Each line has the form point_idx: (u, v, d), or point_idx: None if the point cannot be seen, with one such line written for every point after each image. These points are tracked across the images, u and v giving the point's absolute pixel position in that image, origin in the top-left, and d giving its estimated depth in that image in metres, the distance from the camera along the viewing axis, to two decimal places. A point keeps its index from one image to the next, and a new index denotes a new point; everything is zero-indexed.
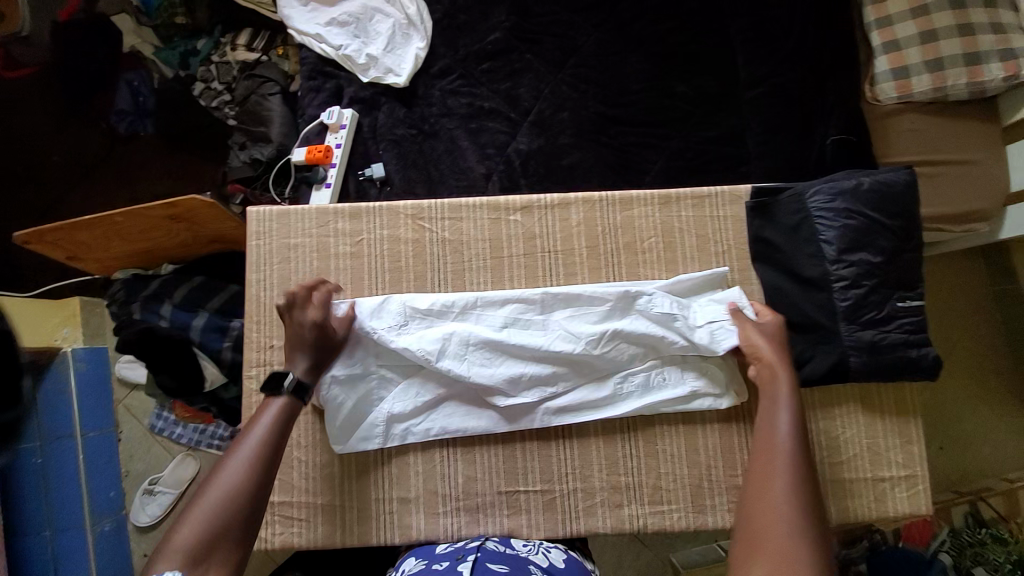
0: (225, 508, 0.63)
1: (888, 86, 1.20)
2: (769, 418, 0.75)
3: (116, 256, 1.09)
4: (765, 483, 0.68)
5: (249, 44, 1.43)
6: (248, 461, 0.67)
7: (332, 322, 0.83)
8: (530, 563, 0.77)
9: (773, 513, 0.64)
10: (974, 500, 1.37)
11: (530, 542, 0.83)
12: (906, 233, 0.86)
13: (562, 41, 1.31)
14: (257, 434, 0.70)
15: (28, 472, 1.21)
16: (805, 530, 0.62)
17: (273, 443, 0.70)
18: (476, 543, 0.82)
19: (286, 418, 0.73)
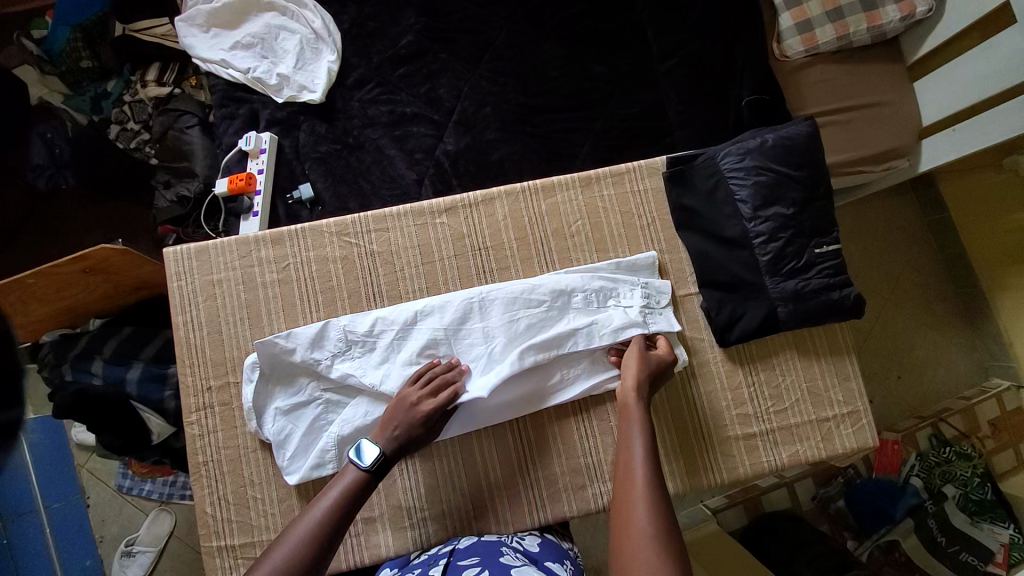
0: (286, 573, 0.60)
1: (794, 41, 1.25)
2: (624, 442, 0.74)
3: (39, 320, 1.04)
4: (623, 505, 0.66)
5: (159, 79, 1.39)
6: (313, 525, 0.66)
7: (269, 356, 0.84)
8: (504, 544, 0.80)
9: (635, 542, 0.61)
10: (935, 422, 1.43)
11: (502, 535, 0.84)
12: (814, 182, 0.89)
13: (475, 36, 1.31)
14: (329, 499, 0.69)
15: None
16: (667, 543, 0.61)
17: (342, 512, 0.69)
18: (448, 547, 0.81)
19: (356, 489, 0.71)
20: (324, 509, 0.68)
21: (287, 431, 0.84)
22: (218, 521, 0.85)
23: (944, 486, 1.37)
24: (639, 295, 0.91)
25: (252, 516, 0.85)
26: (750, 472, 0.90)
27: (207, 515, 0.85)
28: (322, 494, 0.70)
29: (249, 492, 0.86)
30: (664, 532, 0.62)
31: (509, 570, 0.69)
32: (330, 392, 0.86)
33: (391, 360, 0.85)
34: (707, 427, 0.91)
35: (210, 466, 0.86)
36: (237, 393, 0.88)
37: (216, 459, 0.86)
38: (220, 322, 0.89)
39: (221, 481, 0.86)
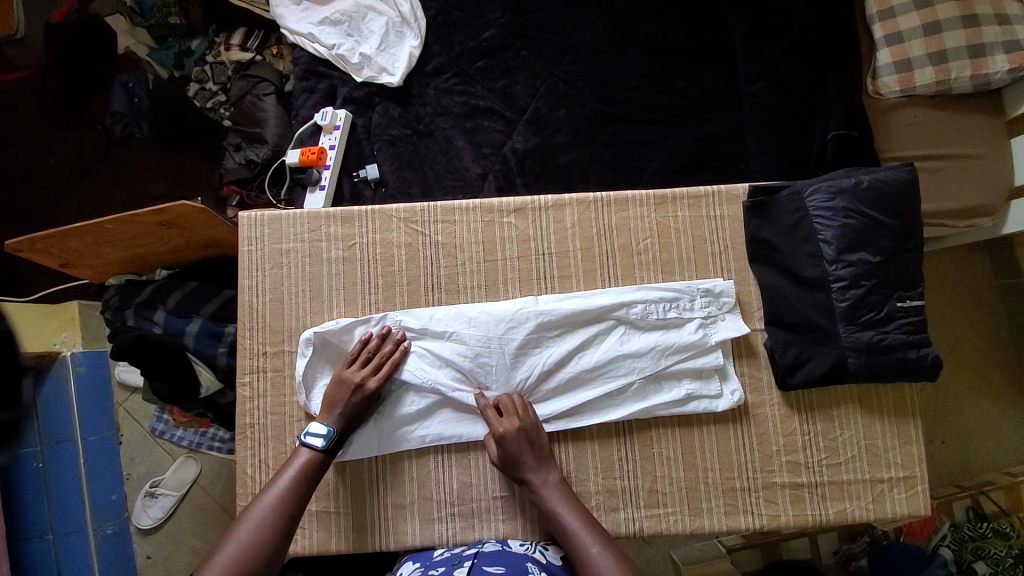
0: (251, 556, 0.67)
1: (891, 79, 1.18)
2: (556, 522, 0.78)
3: (110, 262, 1.07)
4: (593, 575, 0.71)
5: (243, 44, 1.41)
6: (273, 506, 0.73)
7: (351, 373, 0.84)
8: (529, 559, 0.78)
9: None
10: (975, 495, 1.35)
11: (527, 543, 0.84)
12: (906, 232, 0.84)
13: (559, 37, 1.29)
14: (282, 484, 0.75)
15: (30, 478, 1.23)
16: None
17: (298, 492, 0.75)
18: (473, 550, 0.81)
19: (308, 470, 0.77)
20: (282, 487, 0.75)
21: None
22: (256, 483, 0.86)
23: (975, 562, 1.28)
24: (701, 305, 0.88)
25: None
26: (791, 523, 0.87)
27: (246, 476, 0.86)
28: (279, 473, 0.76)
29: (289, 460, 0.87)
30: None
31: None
32: None
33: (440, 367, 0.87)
34: (789, 449, 0.88)
35: (256, 429, 0.87)
36: (290, 362, 0.89)
37: (261, 423, 0.87)
38: (282, 291, 0.90)
39: (264, 445, 0.87)
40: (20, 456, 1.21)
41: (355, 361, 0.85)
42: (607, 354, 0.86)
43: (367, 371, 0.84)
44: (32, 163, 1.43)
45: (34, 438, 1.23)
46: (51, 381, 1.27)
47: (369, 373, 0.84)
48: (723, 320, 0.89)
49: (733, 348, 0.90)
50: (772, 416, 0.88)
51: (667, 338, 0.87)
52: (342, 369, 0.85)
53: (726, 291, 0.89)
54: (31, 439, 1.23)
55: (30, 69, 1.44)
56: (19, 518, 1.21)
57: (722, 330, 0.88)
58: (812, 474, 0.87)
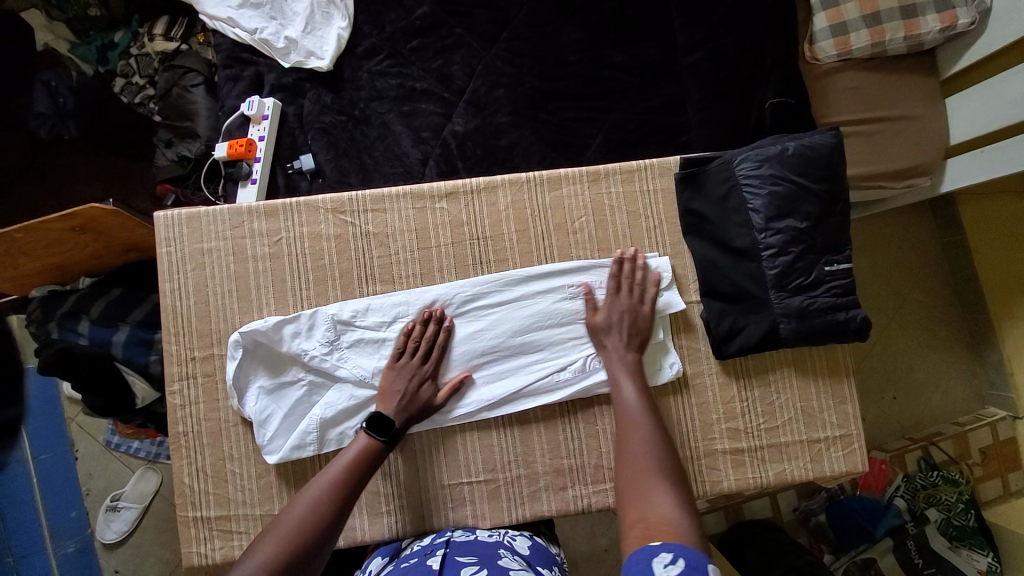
0: (306, 532, 0.69)
1: (827, 44, 1.19)
2: (633, 450, 0.74)
3: (27, 274, 1.00)
4: (644, 482, 0.69)
5: (166, 34, 1.34)
6: (329, 486, 0.73)
7: (413, 363, 0.83)
8: (502, 546, 0.78)
9: (649, 471, 0.70)
10: (926, 446, 1.41)
11: (496, 532, 0.82)
12: (832, 197, 0.86)
13: (494, 13, 1.26)
14: (341, 465, 0.75)
15: None
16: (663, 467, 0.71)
17: (359, 475, 0.75)
18: (445, 538, 0.81)
19: (368, 455, 0.77)
20: (342, 469, 0.75)
21: (269, 411, 0.83)
22: (195, 492, 0.84)
23: (926, 509, 1.37)
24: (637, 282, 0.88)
25: (229, 490, 0.84)
26: (735, 487, 0.89)
27: (184, 486, 0.84)
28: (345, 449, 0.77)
29: (226, 465, 0.84)
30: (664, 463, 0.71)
31: (508, 574, 0.67)
32: (313, 374, 0.85)
33: None
34: (729, 416, 0.89)
35: (190, 437, 0.85)
36: (221, 366, 0.86)
37: (195, 431, 0.85)
38: (208, 293, 0.87)
39: (200, 452, 0.85)
40: None
41: (404, 351, 0.84)
42: (546, 334, 0.87)
43: (418, 360, 0.83)
44: None
45: None
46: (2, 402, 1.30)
47: (432, 361, 0.84)
48: (660, 296, 0.88)
49: (672, 323, 0.90)
50: (710, 386, 0.89)
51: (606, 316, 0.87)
52: (393, 362, 0.83)
53: (659, 267, 0.89)
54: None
55: None
56: None
57: (658, 306, 0.88)
58: (752, 439, 0.89)
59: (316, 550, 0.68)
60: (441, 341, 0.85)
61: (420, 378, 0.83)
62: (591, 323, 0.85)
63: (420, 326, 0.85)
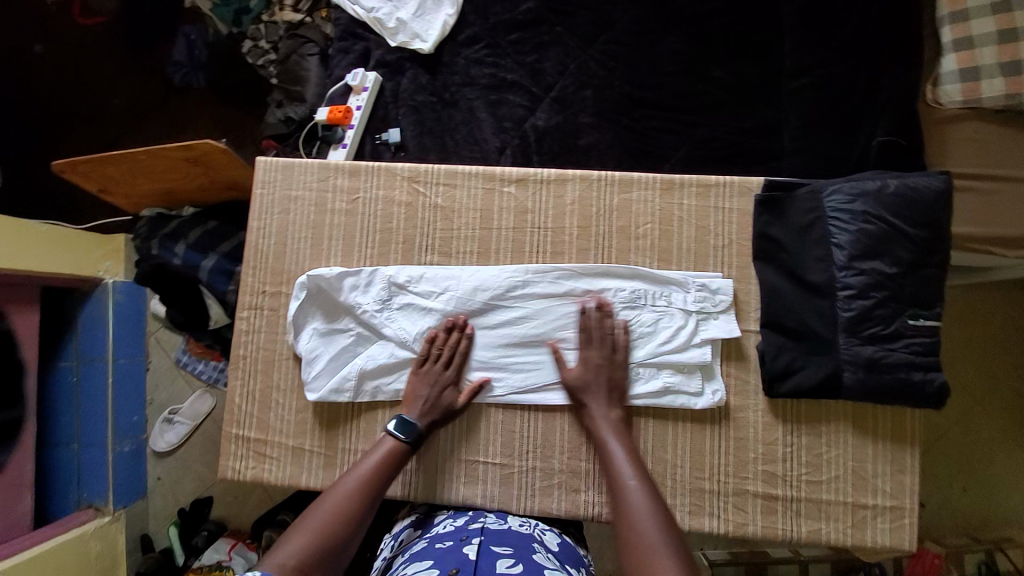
0: (335, 528, 0.71)
1: (954, 88, 1.10)
2: (631, 520, 0.70)
3: (144, 193, 1.14)
4: (644, 556, 0.65)
5: (295, 6, 1.48)
6: (359, 485, 0.76)
7: (434, 368, 0.85)
8: (534, 541, 0.79)
9: (649, 545, 0.66)
10: (991, 551, 1.24)
11: (527, 522, 0.84)
12: (927, 246, 0.79)
13: (597, 16, 1.27)
14: (368, 466, 0.79)
15: (65, 388, 1.40)
16: (667, 540, 0.67)
17: (380, 481, 0.77)
18: (478, 524, 0.81)
19: (392, 458, 0.80)
20: (369, 471, 0.78)
21: (317, 352, 0.89)
22: (241, 411, 0.92)
23: None
24: (693, 298, 0.85)
25: (270, 416, 0.91)
26: (759, 534, 0.83)
27: (233, 404, 0.92)
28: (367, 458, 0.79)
29: (271, 394, 0.91)
30: (668, 536, 0.68)
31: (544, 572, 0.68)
32: (362, 327, 0.90)
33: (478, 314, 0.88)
34: (769, 457, 0.84)
35: (247, 362, 0.93)
36: (285, 304, 0.93)
37: (253, 356, 0.92)
38: (287, 236, 0.94)
39: (253, 377, 0.92)
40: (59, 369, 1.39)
41: (428, 357, 0.86)
42: None
43: (441, 367, 0.85)
44: (93, 101, 1.57)
45: (72, 354, 1.40)
46: (92, 304, 1.41)
47: (453, 367, 0.85)
48: (713, 319, 0.84)
49: (723, 349, 0.85)
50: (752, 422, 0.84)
51: (654, 327, 0.84)
52: (418, 367, 0.86)
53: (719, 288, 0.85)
54: (71, 353, 1.40)
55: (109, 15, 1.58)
56: (53, 423, 1.39)
57: (712, 329, 0.84)
58: (789, 487, 0.83)
59: (342, 545, 0.71)
60: (464, 348, 0.86)
61: (441, 383, 0.85)
62: (609, 377, 0.82)
63: (443, 333, 0.87)
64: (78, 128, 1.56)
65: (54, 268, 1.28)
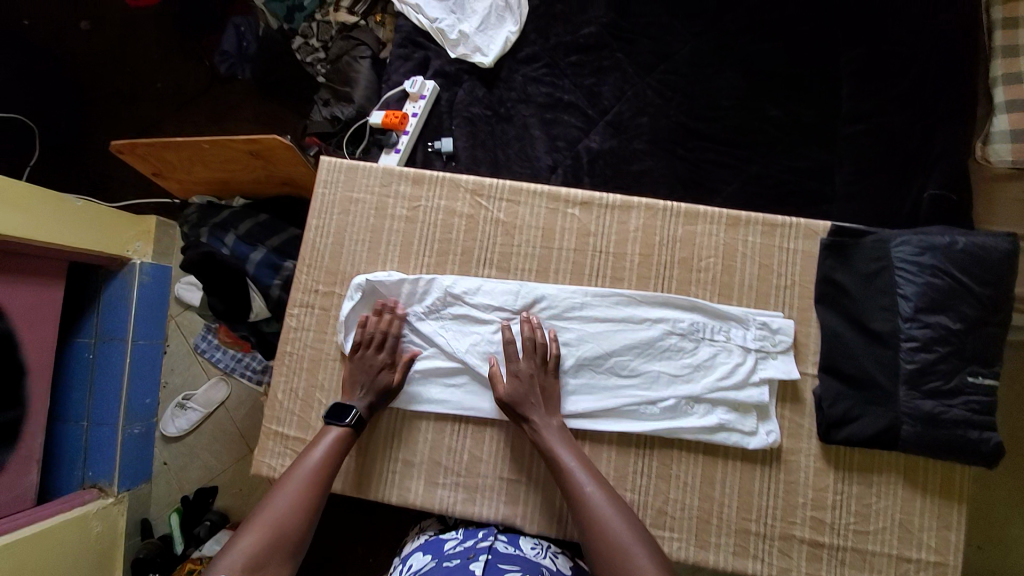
0: (281, 525, 0.72)
1: (1003, 148, 1.11)
2: (593, 514, 0.73)
3: (197, 181, 1.15)
4: (620, 551, 0.69)
5: (351, 8, 1.49)
6: (305, 479, 0.77)
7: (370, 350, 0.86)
8: (542, 565, 0.78)
9: (619, 540, 0.70)
10: None
11: (538, 546, 0.83)
12: (994, 305, 0.78)
13: (657, 45, 1.28)
14: (315, 458, 0.79)
15: (82, 364, 1.39)
16: (634, 530, 0.71)
17: (328, 471, 0.78)
18: (486, 542, 0.81)
19: (338, 447, 0.81)
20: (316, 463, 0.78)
21: None
22: (283, 409, 0.90)
23: None
24: (753, 336, 0.85)
25: (311, 417, 0.90)
26: None
27: (275, 401, 0.91)
28: (309, 453, 0.79)
29: (315, 394, 0.90)
30: (631, 523, 0.72)
31: None
32: (413, 335, 0.89)
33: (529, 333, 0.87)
34: (818, 504, 0.83)
35: (293, 359, 0.91)
36: (337, 305, 0.92)
37: (300, 355, 0.91)
38: (344, 237, 0.94)
39: (298, 375, 0.91)
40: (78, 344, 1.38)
41: (363, 341, 0.86)
42: (645, 364, 0.85)
43: (375, 349, 0.86)
44: (139, 83, 1.58)
45: (92, 331, 1.38)
46: (117, 283, 1.41)
47: (387, 348, 0.86)
48: (771, 358, 0.85)
49: (778, 390, 0.85)
50: (802, 468, 0.83)
51: (714, 362, 0.84)
52: (353, 353, 0.86)
53: (782, 329, 0.85)
54: (90, 330, 1.39)
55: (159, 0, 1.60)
56: (67, 400, 1.38)
57: (770, 368, 0.84)
58: (836, 535, 0.82)
59: (294, 541, 0.72)
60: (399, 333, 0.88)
61: (377, 366, 0.85)
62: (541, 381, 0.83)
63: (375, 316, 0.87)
64: (121, 107, 1.57)
65: (86, 244, 1.27)
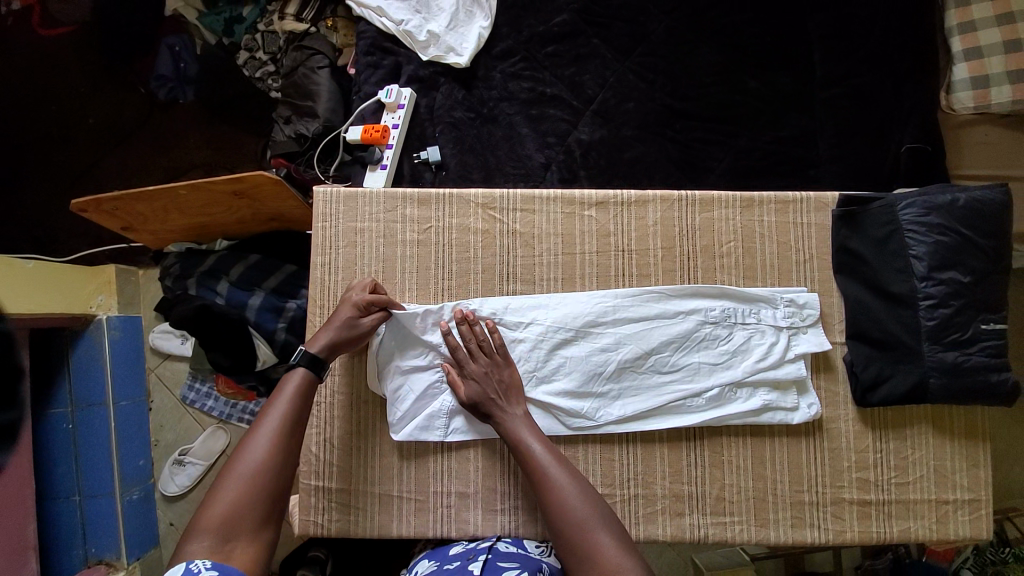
0: (255, 483, 0.65)
1: (965, 95, 1.15)
2: (560, 503, 0.72)
3: (171, 229, 1.07)
4: (584, 536, 0.69)
5: (298, 15, 1.36)
6: (276, 430, 0.70)
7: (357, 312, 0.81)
8: (544, 562, 0.77)
9: (584, 526, 0.69)
10: (1001, 520, 1.24)
11: (542, 544, 0.83)
12: (998, 254, 0.82)
13: (632, 27, 1.26)
14: (280, 410, 0.72)
15: (60, 437, 1.25)
16: (600, 514, 0.71)
17: (297, 418, 0.72)
18: (487, 543, 0.81)
19: (304, 392, 0.74)
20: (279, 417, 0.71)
21: (403, 391, 0.85)
22: (320, 461, 0.86)
23: None
24: (782, 314, 0.87)
25: (352, 464, 0.86)
26: (856, 540, 0.86)
27: (311, 453, 0.86)
28: (268, 410, 0.71)
29: (354, 441, 0.86)
30: (596, 507, 0.71)
31: None
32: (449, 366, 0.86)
33: (567, 343, 0.85)
34: (862, 466, 0.86)
35: (323, 407, 0.87)
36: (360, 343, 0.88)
37: (329, 402, 0.87)
38: (356, 272, 0.89)
39: (330, 423, 0.87)
40: (52, 416, 1.25)
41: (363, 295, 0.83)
42: (684, 357, 0.86)
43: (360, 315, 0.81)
44: (69, 122, 1.42)
45: (65, 398, 1.25)
46: (86, 343, 1.28)
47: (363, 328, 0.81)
48: (803, 334, 0.87)
49: (811, 363, 0.88)
50: (844, 434, 0.87)
51: (749, 346, 0.86)
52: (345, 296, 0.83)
53: (808, 303, 0.88)
54: (63, 398, 1.26)
55: (74, 26, 1.43)
56: (49, 479, 1.25)
57: (802, 344, 0.87)
58: (881, 491, 0.86)
59: (270, 498, 0.66)
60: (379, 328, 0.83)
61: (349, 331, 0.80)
62: (504, 378, 0.82)
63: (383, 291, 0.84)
64: (54, 151, 1.41)
65: (39, 308, 1.15)
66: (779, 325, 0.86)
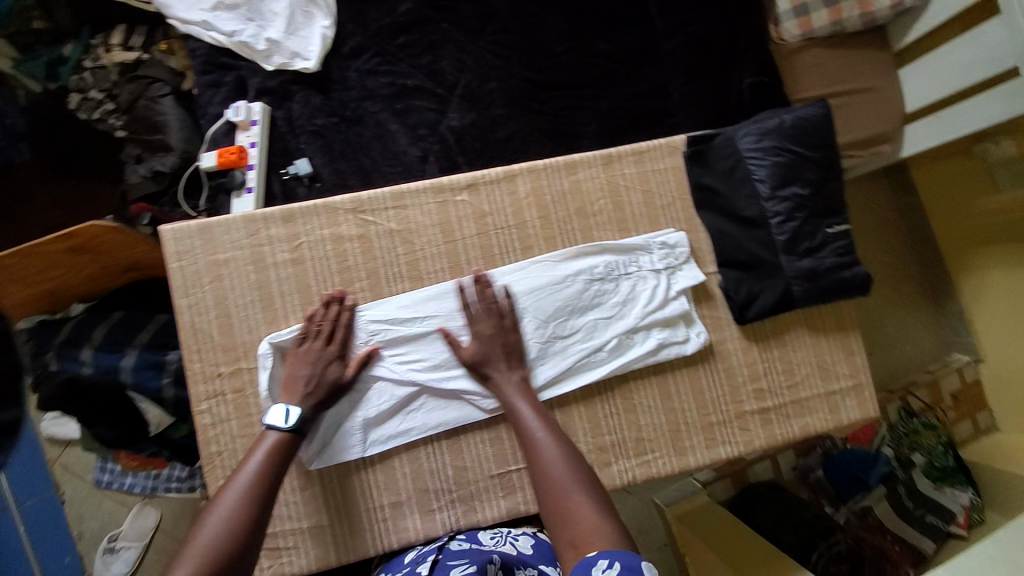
0: (216, 552, 0.64)
1: (791, 25, 1.24)
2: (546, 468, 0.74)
3: (15, 305, 0.95)
4: (563, 499, 0.70)
5: (125, 43, 1.24)
6: (246, 496, 0.70)
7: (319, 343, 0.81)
8: (494, 551, 0.75)
9: (566, 489, 0.71)
10: (903, 396, 1.37)
11: (497, 534, 0.82)
12: (828, 165, 0.91)
13: (478, 7, 1.26)
14: (251, 473, 0.72)
15: None
16: (583, 480, 0.72)
17: (268, 483, 0.72)
18: (439, 544, 0.81)
19: (276, 456, 0.74)
20: (247, 484, 0.71)
21: None
22: None
23: (912, 455, 1.31)
24: (659, 258, 0.92)
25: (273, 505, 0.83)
26: (764, 445, 0.94)
27: None
28: (236, 476, 0.71)
29: None
30: (579, 474, 0.73)
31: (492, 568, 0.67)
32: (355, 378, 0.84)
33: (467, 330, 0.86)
34: (756, 378, 0.94)
35: (226, 455, 0.82)
36: (251, 379, 0.83)
37: (230, 449, 0.82)
38: (229, 306, 0.84)
39: None
40: None
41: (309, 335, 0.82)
42: (580, 316, 0.89)
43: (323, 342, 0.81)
44: None
45: None
46: None
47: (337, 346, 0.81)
48: (680, 270, 0.93)
49: (693, 295, 0.94)
50: (735, 353, 0.94)
51: (636, 293, 0.90)
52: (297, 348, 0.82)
53: (680, 243, 0.94)
54: None
55: None
56: None
57: (681, 281, 0.92)
58: (777, 396, 0.94)
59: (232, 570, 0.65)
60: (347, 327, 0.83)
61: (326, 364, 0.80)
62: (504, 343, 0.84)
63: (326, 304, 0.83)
64: None
65: None
66: (658, 267, 0.92)
